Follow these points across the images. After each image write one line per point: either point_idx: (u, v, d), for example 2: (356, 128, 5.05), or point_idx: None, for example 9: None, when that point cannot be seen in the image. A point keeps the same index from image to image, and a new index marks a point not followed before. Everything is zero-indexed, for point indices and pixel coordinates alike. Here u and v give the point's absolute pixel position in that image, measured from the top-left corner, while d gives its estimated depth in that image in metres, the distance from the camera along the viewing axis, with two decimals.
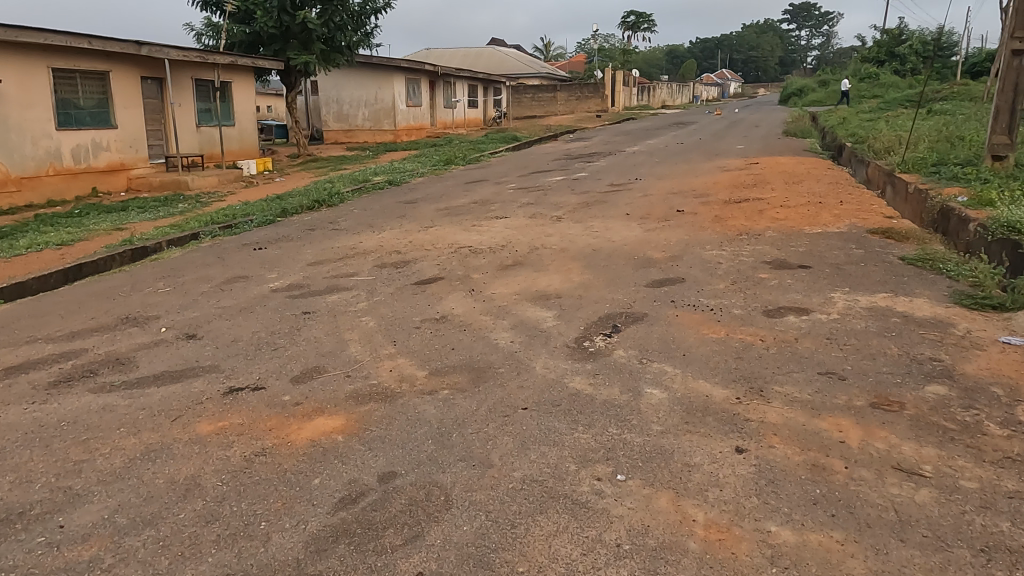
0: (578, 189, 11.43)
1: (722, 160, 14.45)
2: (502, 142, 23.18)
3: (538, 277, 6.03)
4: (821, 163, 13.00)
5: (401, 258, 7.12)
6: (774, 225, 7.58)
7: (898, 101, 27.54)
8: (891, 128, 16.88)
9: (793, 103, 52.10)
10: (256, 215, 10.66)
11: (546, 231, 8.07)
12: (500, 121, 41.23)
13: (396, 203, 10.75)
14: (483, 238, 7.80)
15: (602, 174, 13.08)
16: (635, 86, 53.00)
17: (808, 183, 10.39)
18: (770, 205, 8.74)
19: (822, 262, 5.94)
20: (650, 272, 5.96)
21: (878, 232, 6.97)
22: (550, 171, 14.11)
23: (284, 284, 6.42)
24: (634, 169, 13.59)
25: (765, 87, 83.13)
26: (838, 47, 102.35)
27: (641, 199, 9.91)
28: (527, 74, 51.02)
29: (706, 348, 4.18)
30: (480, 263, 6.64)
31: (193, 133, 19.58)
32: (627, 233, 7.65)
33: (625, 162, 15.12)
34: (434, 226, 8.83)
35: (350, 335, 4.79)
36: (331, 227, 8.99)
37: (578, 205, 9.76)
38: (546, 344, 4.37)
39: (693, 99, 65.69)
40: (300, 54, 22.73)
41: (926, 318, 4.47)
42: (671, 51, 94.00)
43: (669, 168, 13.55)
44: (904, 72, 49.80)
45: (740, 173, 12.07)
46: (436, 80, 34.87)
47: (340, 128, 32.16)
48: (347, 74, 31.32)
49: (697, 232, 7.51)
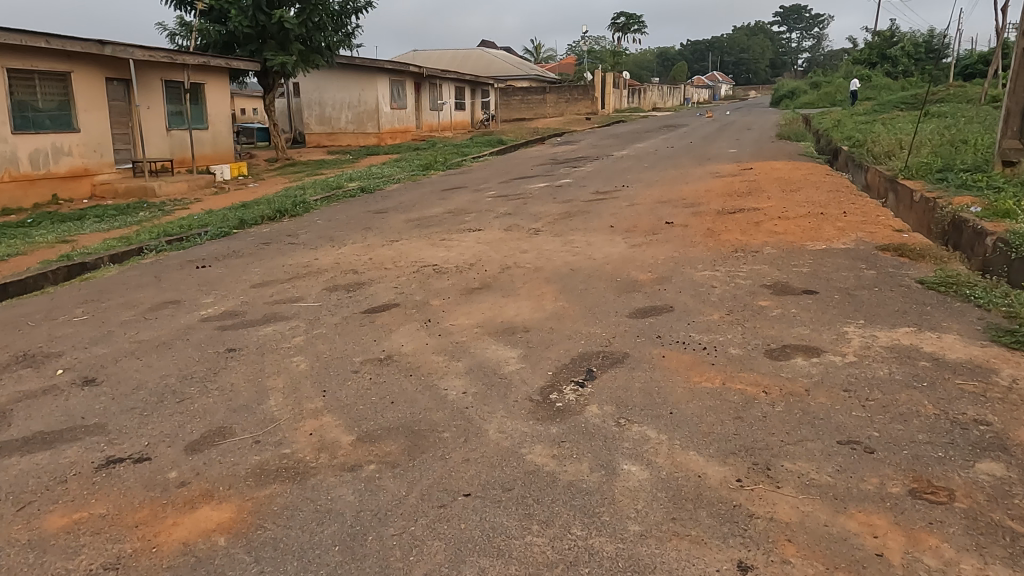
0: (560, 196, 10.71)
1: (714, 165, 13.75)
2: (486, 146, 22.45)
3: (506, 304, 5.27)
4: (818, 168, 12.31)
5: (356, 279, 6.35)
6: (773, 240, 6.86)
7: (892, 103, 26.96)
8: (889, 131, 16.21)
9: (784, 106, 51.56)
10: (212, 226, 9.86)
11: (522, 245, 7.32)
12: (488, 124, 40.49)
13: (364, 213, 9.99)
14: (451, 255, 7.05)
15: (587, 181, 12.35)
16: (624, 88, 52.36)
17: (806, 191, 9.67)
18: (767, 216, 8.02)
19: (830, 287, 5.21)
20: (634, 298, 5.21)
21: (888, 248, 6.25)
22: (533, 177, 13.38)
23: (218, 310, 5.64)
24: (620, 175, 12.88)
25: (756, 89, 82.74)
26: (828, 50, 102.15)
27: (627, 209, 9.19)
28: (516, 75, 50.32)
29: (698, 405, 3.42)
30: (443, 286, 5.88)
31: (163, 137, 18.73)
32: (610, 249, 6.91)
33: (612, 168, 14.40)
34: (400, 240, 8.07)
35: (275, 382, 4.01)
36: (287, 242, 8.21)
37: (559, 215, 9.02)
38: (504, 397, 3.61)
39: (683, 101, 65.18)
40: (277, 55, 21.93)
41: (960, 362, 3.74)
42: (661, 53, 93.50)
43: (658, 173, 12.84)
44: (896, 75, 49.34)
45: (733, 179, 11.36)
46: (422, 82, 34.10)
47: (322, 131, 31.38)
48: (330, 76, 30.53)
49: (687, 248, 6.77)
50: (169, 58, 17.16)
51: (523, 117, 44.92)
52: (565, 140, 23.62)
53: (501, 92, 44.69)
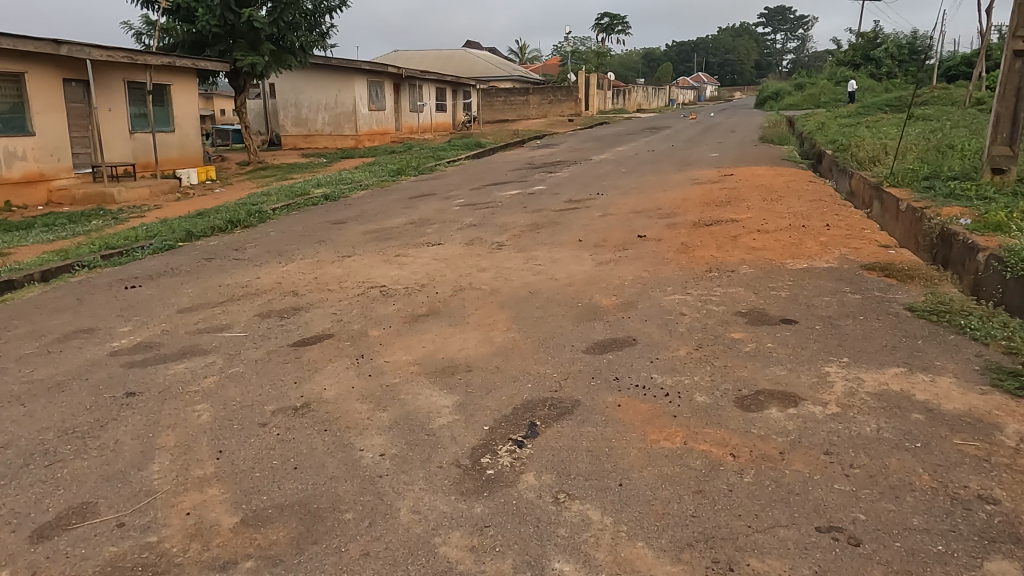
0: (532, 205, 10.20)
1: (694, 170, 13.28)
2: (464, 149, 21.89)
3: (452, 335, 4.72)
4: (801, 174, 11.85)
5: (295, 303, 5.79)
6: (750, 257, 6.36)
7: (877, 105, 26.64)
8: (874, 134, 15.80)
9: (769, 107, 51.32)
10: (158, 238, 9.25)
11: (482, 262, 6.79)
12: (470, 126, 39.94)
13: (321, 224, 9.44)
14: (404, 273, 6.50)
15: (561, 188, 11.85)
16: (609, 89, 51.92)
17: (788, 201, 9.20)
18: (745, 229, 7.53)
19: (810, 315, 4.70)
20: (593, 329, 4.68)
21: (874, 268, 5.75)
22: (506, 184, 12.86)
23: (133, 341, 5.05)
24: (596, 182, 12.39)
25: (741, 90, 82.67)
26: (813, 51, 102.31)
27: (599, 219, 8.68)
28: (499, 76, 49.78)
29: (653, 473, 2.89)
30: (387, 312, 5.33)
31: (126, 141, 18.06)
32: (575, 266, 6.40)
33: (589, 173, 13.90)
34: (353, 255, 7.51)
35: (167, 439, 3.44)
36: (231, 258, 7.62)
37: (527, 227, 8.50)
38: (426, 461, 3.06)
39: (668, 102, 64.89)
40: (247, 55, 21.28)
41: (959, 415, 3.23)
42: (647, 54, 93.28)
43: (635, 180, 12.35)
44: (880, 76, 49.21)
45: (712, 187, 10.88)
46: (401, 83, 33.49)
47: (299, 133, 30.74)
48: (306, 77, 29.90)
49: (657, 266, 6.25)
50: (129, 59, 16.50)
51: (506, 118, 44.40)
52: (545, 143, 23.13)
53: (484, 93, 44.14)
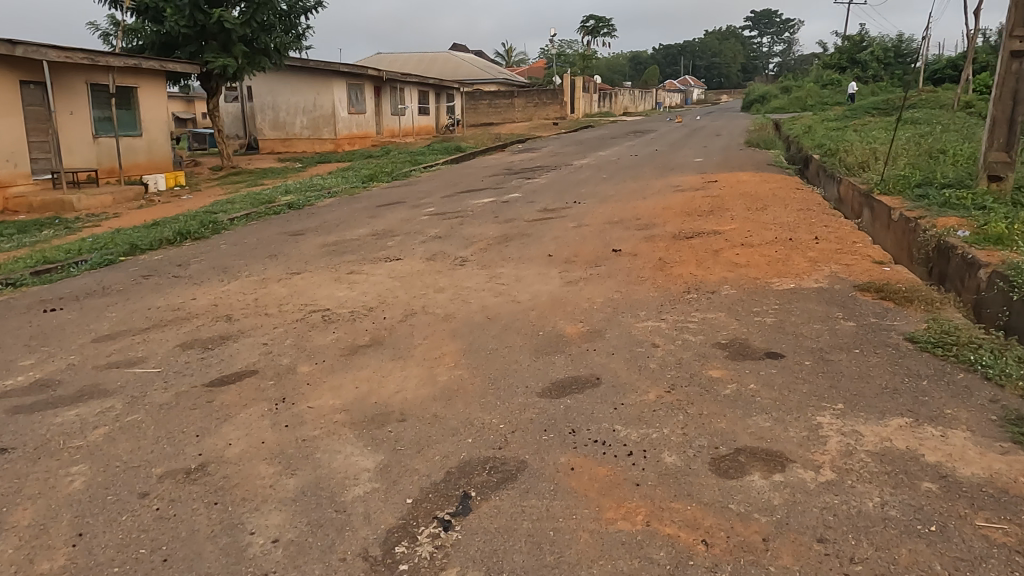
0: (504, 215, 9.62)
1: (677, 176, 12.74)
2: (443, 153, 21.33)
3: (392, 372, 4.13)
4: (788, 181, 11.34)
5: (226, 329, 5.19)
6: (733, 275, 5.81)
7: (863, 108, 26.27)
8: (862, 139, 15.33)
9: (756, 110, 51.12)
10: (101, 251, 8.60)
11: (441, 280, 6.20)
12: (454, 129, 39.38)
13: (278, 236, 8.83)
14: (353, 293, 5.91)
15: (537, 195, 11.29)
16: (595, 92, 51.48)
17: (773, 210, 8.68)
18: (728, 242, 6.99)
19: (798, 347, 4.14)
20: (552, 364, 4.10)
21: (868, 288, 5.21)
22: (481, 191, 12.29)
23: (31, 378, 4.43)
24: (574, 189, 11.82)
25: (728, 93, 82.56)
26: (799, 54, 102.45)
27: (572, 231, 8.11)
28: (484, 79, 49.24)
29: (605, 570, 2.31)
30: (324, 342, 4.73)
31: (89, 145, 17.36)
32: (541, 286, 5.82)
33: (568, 179, 13.35)
34: (304, 272, 6.92)
35: (22, 516, 2.82)
36: (171, 276, 7.00)
37: (495, 239, 7.91)
38: (327, 552, 2.47)
39: (655, 105, 64.60)
40: (218, 57, 20.61)
41: (979, 485, 2.67)
42: (633, 57, 93.05)
43: (615, 187, 11.81)
44: (866, 79, 49.12)
45: (695, 195, 10.35)
46: (382, 86, 32.87)
47: (277, 137, 30.06)
48: (283, 79, 29.25)
49: (630, 286, 5.70)
50: (89, 60, 15.81)
51: (491, 122, 43.84)
52: (527, 148, 22.56)
53: (468, 95, 43.56)
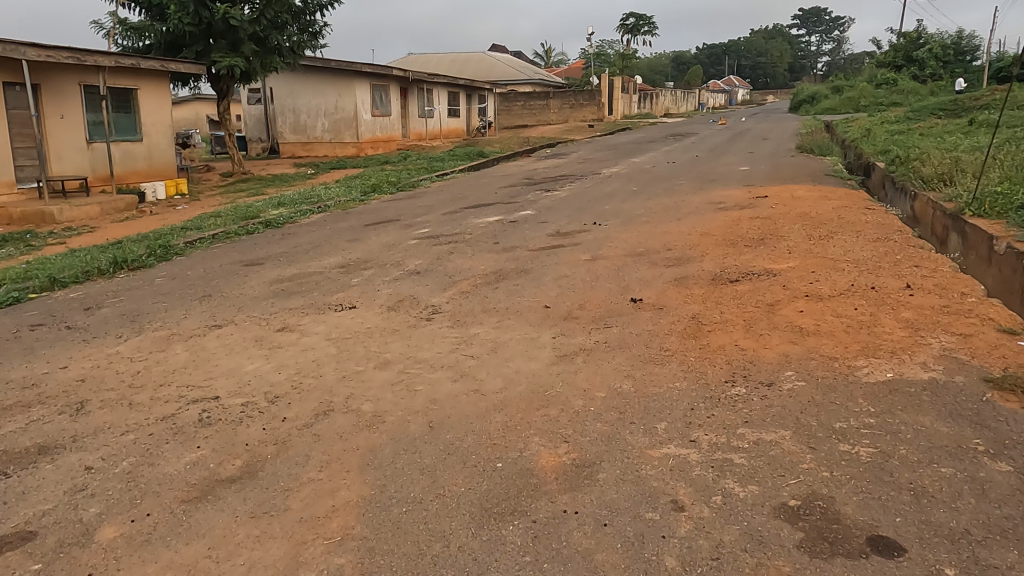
0: (507, 240, 7.98)
1: (718, 190, 10.93)
2: (464, 159, 19.80)
3: (237, 551, 2.51)
4: (854, 197, 9.46)
5: (61, 428, 3.64)
6: (798, 351, 4.08)
7: (927, 109, 23.93)
8: (937, 146, 13.29)
9: (804, 111, 48.77)
10: (19, 281, 7.18)
11: (392, 346, 4.58)
12: (485, 132, 37.91)
13: (228, 267, 7.32)
14: (266, 365, 4.33)
15: (552, 214, 9.63)
16: (634, 93, 49.45)
17: (841, 239, 6.88)
18: (786, 289, 5.25)
19: (924, 524, 2.42)
20: (498, 546, 2.44)
21: (1012, 386, 3.42)
22: (490, 207, 10.65)
23: None
24: (596, 205, 10.14)
25: (774, 94, 79.62)
26: (850, 53, 98.70)
27: (583, 267, 6.41)
28: (518, 80, 47.58)
29: None
30: (174, 469, 3.13)
31: (81, 151, 16.24)
32: (521, 362, 4.15)
33: (592, 192, 11.64)
34: (228, 322, 5.37)
35: None
36: (65, 326, 5.52)
37: (486, 277, 6.27)
38: None
39: (697, 106, 62.23)
40: (226, 56, 19.43)
41: None
42: (676, 58, 90.62)
43: (644, 204, 10.05)
44: (923, 78, 46.38)
45: (739, 215, 8.58)
46: (409, 87, 31.52)
47: (298, 140, 28.94)
48: (305, 80, 28.13)
49: (649, 365, 4.00)
50: (77, 60, 14.66)
51: (525, 124, 42.20)
52: (555, 153, 20.85)
53: (501, 97, 41.97)
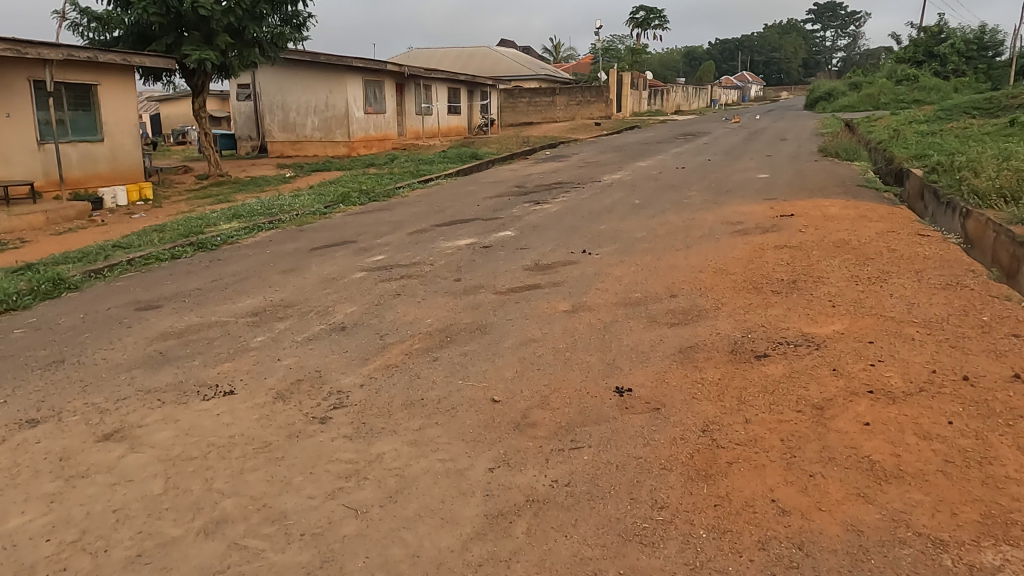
0: (472, 274, 6.42)
1: (735, 206, 9.33)
2: (455, 161, 18.27)
3: None
4: (899, 219, 7.85)
5: None
6: (876, 521, 2.51)
7: (959, 107, 22.23)
8: (984, 153, 11.65)
9: (821, 109, 46.97)
10: None
11: (246, 480, 3.02)
12: (487, 130, 36.37)
13: (114, 313, 5.79)
14: (36, 521, 2.78)
15: (535, 236, 8.08)
16: (644, 89, 47.78)
17: (898, 284, 5.28)
18: (837, 378, 3.66)
19: None
20: None
21: None
22: (467, 225, 9.09)
23: None
24: (590, 225, 8.57)
25: (789, 90, 77.76)
26: (866, 49, 96.64)
27: (557, 325, 4.85)
28: (524, 76, 45.96)
29: None
30: None
31: (31, 154, 14.81)
32: (427, 529, 2.61)
33: (588, 206, 10.07)
34: (51, 415, 3.84)
35: None
36: None
37: (428, 338, 4.72)
38: None
39: (710, 102, 60.57)
40: (198, 49, 17.93)
41: None
42: (688, 53, 88.67)
43: (647, 223, 8.45)
44: (945, 74, 44.49)
45: (761, 243, 7.00)
46: (406, 83, 29.98)
47: (287, 139, 27.48)
48: (294, 75, 26.66)
49: (633, 546, 2.45)
50: (18, 54, 13.16)
51: (530, 121, 40.63)
52: (554, 155, 19.27)
53: (505, 93, 40.38)
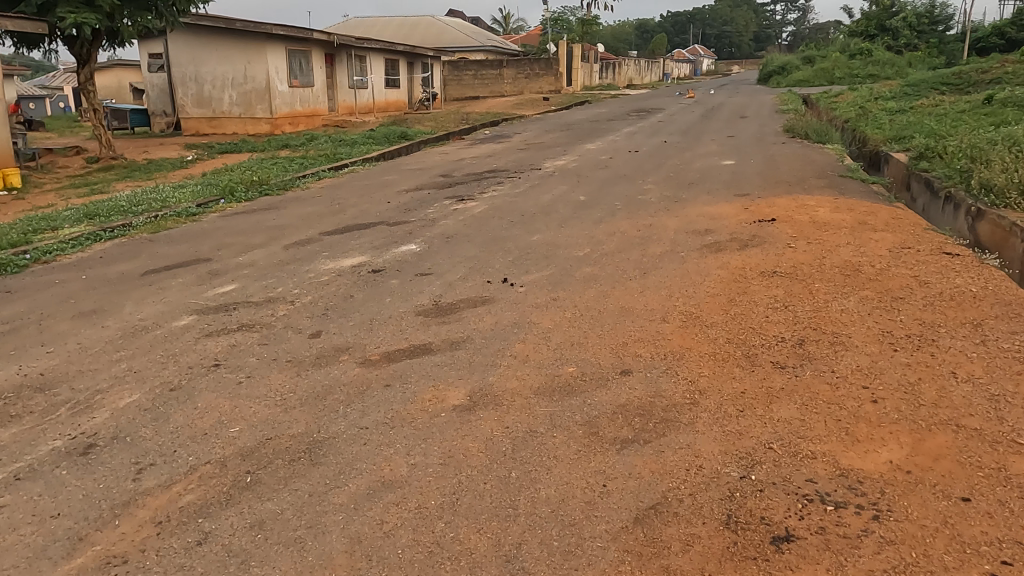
0: (342, 324, 4.49)
1: (700, 206, 7.57)
2: (382, 142, 16.18)
3: None
4: (908, 227, 6.17)
5: None
6: None
7: (926, 82, 20.92)
8: (980, 137, 10.13)
9: (774, 82, 45.78)
10: None
11: None
12: (429, 105, 34.07)
13: None
14: None
15: (447, 252, 6.18)
16: (595, 62, 45.86)
17: (955, 351, 3.55)
18: None
19: None
20: None
21: None
22: (365, 233, 7.13)
23: None
24: (518, 233, 6.70)
25: (740, 64, 76.74)
26: (817, 23, 96.24)
27: (435, 444, 2.97)
28: (470, 48, 43.54)
29: None
30: None
31: None
32: None
33: (522, 204, 8.21)
34: None
35: None
36: None
37: (211, 479, 2.79)
38: None
39: (662, 76, 59.01)
40: (75, 9, 15.35)
41: None
42: (640, 25, 86.99)
43: (592, 231, 6.61)
44: (898, 49, 43.68)
45: (740, 268, 5.22)
46: (337, 52, 27.49)
47: (202, 115, 24.85)
48: (208, 43, 24.00)
49: None
50: None
51: (476, 96, 38.38)
52: (494, 135, 17.29)
53: (449, 65, 37.99)
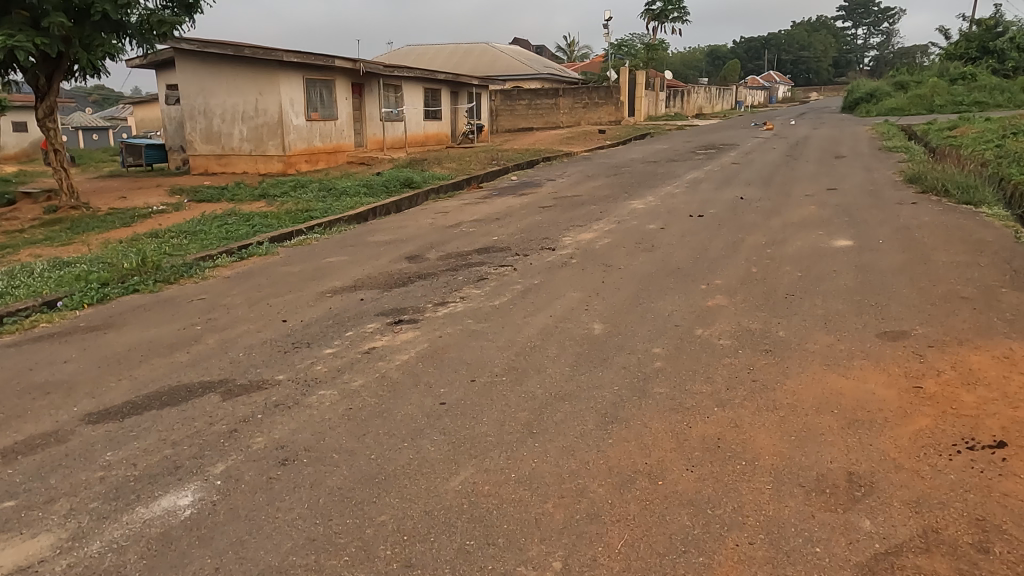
0: None
1: (814, 376, 3.85)
2: (379, 192, 12.94)
3: None
4: None
5: None
6: None
7: None
8: None
9: (863, 111, 40.94)
10: None
11: None
12: (474, 138, 30.98)
13: None
14: None
15: (236, 534, 2.68)
16: (662, 90, 42.12)
17: None
18: None
19: None
20: None
21: None
22: (154, 427, 3.69)
23: None
24: (430, 460, 3.14)
25: (819, 90, 71.59)
26: (904, 47, 89.90)
27: None
28: (526, 76, 40.31)
29: None
30: None
31: None
32: None
33: (489, 342, 4.66)
34: None
35: None
36: None
37: None
38: None
39: (734, 104, 54.70)
40: (14, 32, 12.71)
41: None
42: (712, 50, 82.66)
43: (585, 469, 2.99)
44: (1005, 72, 38.42)
45: None
46: (368, 81, 24.68)
47: (211, 152, 22.30)
48: (218, 72, 21.47)
49: None
50: None
51: (529, 127, 35.16)
52: (523, 182, 13.85)
53: (501, 93, 34.84)
